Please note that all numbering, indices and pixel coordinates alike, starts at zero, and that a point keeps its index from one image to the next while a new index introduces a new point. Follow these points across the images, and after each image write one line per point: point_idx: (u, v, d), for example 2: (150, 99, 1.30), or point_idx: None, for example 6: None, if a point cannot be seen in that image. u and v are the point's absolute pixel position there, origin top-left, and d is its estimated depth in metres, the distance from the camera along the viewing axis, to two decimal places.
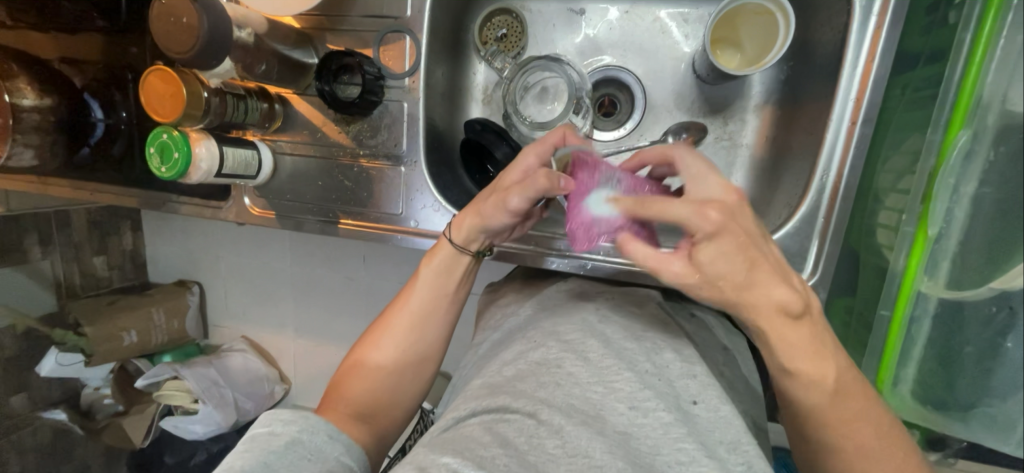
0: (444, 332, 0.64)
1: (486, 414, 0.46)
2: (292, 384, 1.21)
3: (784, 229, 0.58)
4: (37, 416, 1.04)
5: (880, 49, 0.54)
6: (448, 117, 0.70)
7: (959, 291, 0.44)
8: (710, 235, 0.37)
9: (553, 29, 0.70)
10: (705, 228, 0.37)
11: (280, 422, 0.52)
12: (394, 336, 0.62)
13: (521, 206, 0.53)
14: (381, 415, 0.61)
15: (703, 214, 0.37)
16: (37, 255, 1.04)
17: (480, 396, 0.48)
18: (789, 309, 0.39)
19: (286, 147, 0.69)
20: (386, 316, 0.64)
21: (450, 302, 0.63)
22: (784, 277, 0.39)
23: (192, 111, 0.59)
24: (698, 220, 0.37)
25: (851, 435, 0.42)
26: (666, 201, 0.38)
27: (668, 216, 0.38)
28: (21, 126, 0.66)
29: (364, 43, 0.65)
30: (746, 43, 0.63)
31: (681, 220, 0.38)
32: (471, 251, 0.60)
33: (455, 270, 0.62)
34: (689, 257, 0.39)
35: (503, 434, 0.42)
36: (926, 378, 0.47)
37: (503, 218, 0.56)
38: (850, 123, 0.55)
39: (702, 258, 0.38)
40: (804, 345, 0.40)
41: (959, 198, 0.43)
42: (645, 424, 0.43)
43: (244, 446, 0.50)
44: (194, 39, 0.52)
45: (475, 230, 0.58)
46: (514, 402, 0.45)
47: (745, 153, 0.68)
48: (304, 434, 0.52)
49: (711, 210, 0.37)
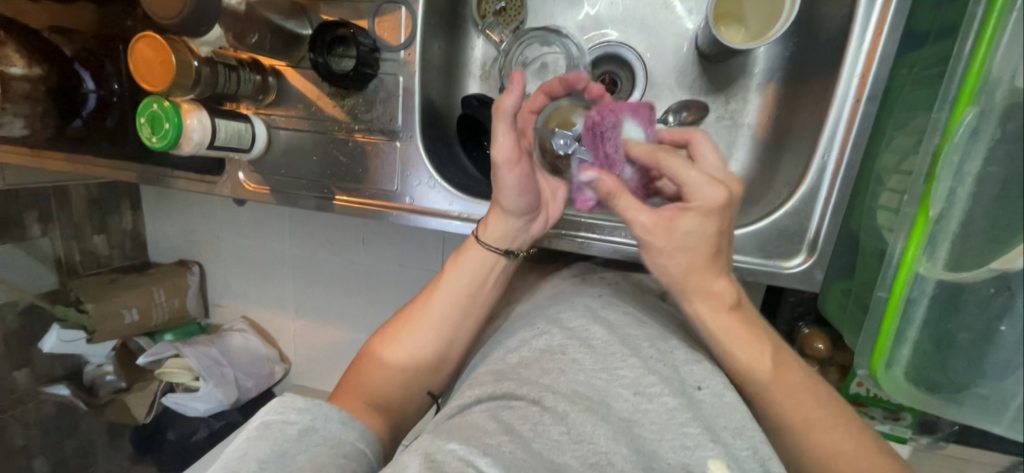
0: (466, 336, 0.62)
1: (490, 401, 0.46)
2: (292, 364, 1.23)
3: (781, 210, 0.58)
4: (40, 391, 1.05)
5: (889, 21, 0.52)
6: (445, 93, 0.69)
7: (957, 273, 0.43)
8: (707, 210, 0.43)
9: (553, 3, 0.68)
10: (706, 202, 0.43)
11: (294, 411, 0.52)
12: (415, 333, 0.61)
13: (507, 145, 0.53)
14: (396, 407, 0.61)
15: (721, 193, 0.42)
16: (37, 233, 1.04)
17: (486, 383, 0.48)
18: (723, 300, 0.47)
19: (281, 121, 0.68)
20: (408, 311, 0.63)
21: (474, 307, 0.61)
22: (727, 272, 0.48)
23: (181, 81, 0.57)
24: (704, 191, 0.43)
25: (800, 399, 0.47)
26: (694, 171, 0.44)
27: (686, 184, 0.44)
28: (11, 94, 0.68)
29: (359, 15, 0.64)
30: (750, 18, 0.61)
31: (689, 186, 0.44)
32: (500, 251, 0.59)
33: (483, 275, 0.60)
34: (668, 220, 0.45)
35: (507, 421, 0.42)
36: (921, 359, 0.48)
37: (508, 179, 0.54)
38: (853, 101, 0.54)
39: (681, 225, 0.45)
40: (743, 331, 0.48)
41: (963, 178, 0.42)
42: (650, 409, 0.43)
43: (258, 434, 0.50)
44: (182, 6, 0.50)
45: (504, 220, 0.57)
46: (519, 389, 0.45)
47: (746, 133, 0.67)
48: (318, 422, 0.52)
49: (717, 189, 0.43)
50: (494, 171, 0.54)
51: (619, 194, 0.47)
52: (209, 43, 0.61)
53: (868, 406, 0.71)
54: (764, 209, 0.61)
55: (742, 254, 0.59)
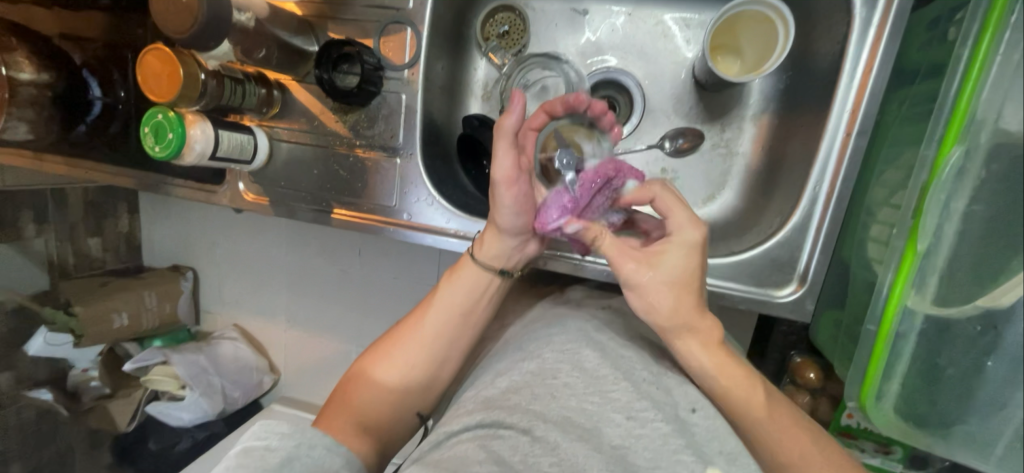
0: (459, 354, 0.62)
1: (478, 429, 0.45)
2: (281, 375, 1.21)
3: (774, 238, 0.59)
4: (21, 395, 1.00)
5: (878, 60, 0.53)
6: (447, 112, 0.71)
7: (945, 308, 0.44)
8: (688, 243, 0.48)
9: (555, 28, 0.70)
10: (686, 237, 0.48)
11: (277, 437, 0.50)
12: (405, 353, 0.60)
13: (506, 162, 0.54)
14: (384, 430, 0.60)
15: (701, 228, 0.47)
16: (32, 233, 1.03)
17: (474, 411, 0.47)
18: (709, 336, 0.48)
19: (284, 134, 0.69)
20: (400, 329, 0.62)
21: (468, 326, 0.61)
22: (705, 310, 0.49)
23: (187, 93, 0.59)
24: (687, 231, 0.48)
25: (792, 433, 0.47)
26: (682, 207, 0.48)
27: (670, 216, 0.49)
28: (17, 99, 0.66)
29: (365, 34, 0.65)
30: (746, 49, 0.63)
31: (672, 234, 0.48)
32: (495, 269, 0.60)
33: (478, 294, 0.60)
34: (652, 254, 0.49)
35: (497, 452, 0.42)
36: (910, 393, 0.48)
37: (505, 197, 0.55)
38: (845, 135, 0.55)
39: (664, 260, 0.48)
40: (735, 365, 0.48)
41: (949, 214, 0.43)
42: (642, 435, 0.43)
43: (237, 463, 0.48)
44: (193, 21, 0.51)
45: (499, 239, 0.58)
46: (509, 417, 0.44)
47: (741, 161, 0.68)
48: (301, 449, 0.50)
49: (694, 229, 0.48)
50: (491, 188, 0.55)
51: (602, 237, 0.52)
52: (218, 57, 0.64)
53: (860, 440, 0.70)
54: (759, 236, 0.61)
55: (735, 282, 0.59)
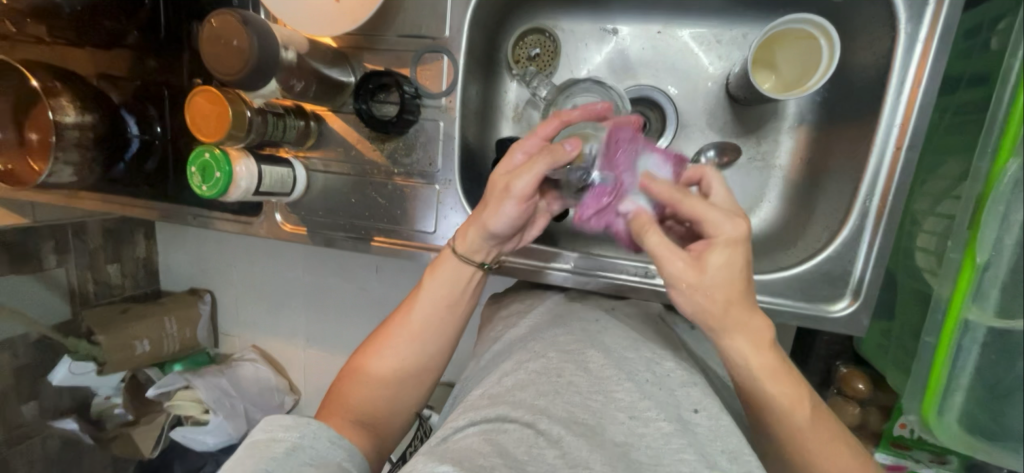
0: (448, 342, 0.61)
1: (485, 424, 0.44)
2: (302, 396, 1.20)
3: (824, 253, 0.58)
4: (48, 425, 1.06)
5: (927, 72, 0.53)
6: (480, 136, 0.71)
7: (1009, 320, 0.43)
8: (731, 240, 0.44)
9: (584, 48, 0.71)
10: (728, 234, 0.44)
11: (280, 429, 0.51)
12: (395, 347, 0.60)
13: (526, 189, 0.51)
14: (383, 424, 0.60)
15: (743, 224, 0.44)
16: (53, 263, 1.05)
17: (480, 407, 0.46)
18: (760, 336, 0.45)
19: (320, 165, 0.69)
20: (388, 324, 0.61)
21: (455, 315, 0.61)
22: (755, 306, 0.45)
23: (235, 132, 0.59)
24: (726, 227, 0.44)
25: (823, 448, 0.46)
26: (710, 207, 0.45)
27: (705, 216, 0.45)
28: (64, 143, 0.67)
29: (401, 63, 0.65)
30: (782, 66, 0.62)
31: (711, 222, 0.45)
32: (477, 264, 0.59)
33: (463, 283, 0.60)
34: (698, 257, 0.45)
35: (502, 444, 0.40)
36: (972, 407, 0.46)
37: (510, 209, 0.53)
38: (893, 150, 0.55)
39: (711, 261, 0.44)
40: (781, 368, 0.46)
41: (1008, 226, 0.43)
42: (645, 433, 0.42)
43: (247, 452, 0.50)
44: (245, 61, 0.52)
45: (478, 238, 0.56)
46: (513, 411, 0.43)
47: (778, 174, 0.68)
48: (305, 440, 0.51)
49: (733, 223, 0.44)
50: (492, 206, 0.53)
51: (649, 230, 0.48)
52: (263, 95, 0.63)
53: (913, 450, 0.70)
54: (806, 250, 0.61)
55: (786, 298, 0.59)
